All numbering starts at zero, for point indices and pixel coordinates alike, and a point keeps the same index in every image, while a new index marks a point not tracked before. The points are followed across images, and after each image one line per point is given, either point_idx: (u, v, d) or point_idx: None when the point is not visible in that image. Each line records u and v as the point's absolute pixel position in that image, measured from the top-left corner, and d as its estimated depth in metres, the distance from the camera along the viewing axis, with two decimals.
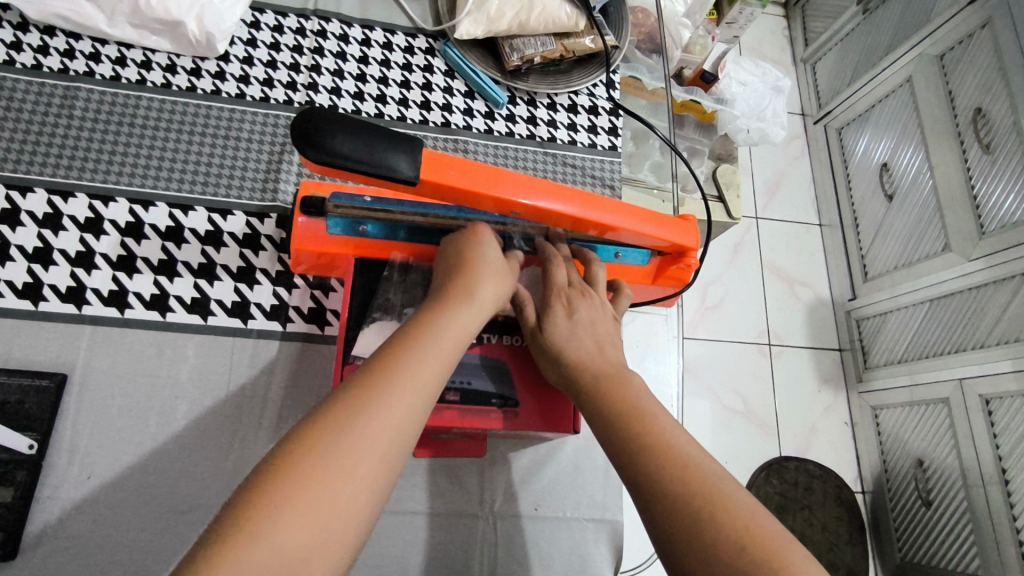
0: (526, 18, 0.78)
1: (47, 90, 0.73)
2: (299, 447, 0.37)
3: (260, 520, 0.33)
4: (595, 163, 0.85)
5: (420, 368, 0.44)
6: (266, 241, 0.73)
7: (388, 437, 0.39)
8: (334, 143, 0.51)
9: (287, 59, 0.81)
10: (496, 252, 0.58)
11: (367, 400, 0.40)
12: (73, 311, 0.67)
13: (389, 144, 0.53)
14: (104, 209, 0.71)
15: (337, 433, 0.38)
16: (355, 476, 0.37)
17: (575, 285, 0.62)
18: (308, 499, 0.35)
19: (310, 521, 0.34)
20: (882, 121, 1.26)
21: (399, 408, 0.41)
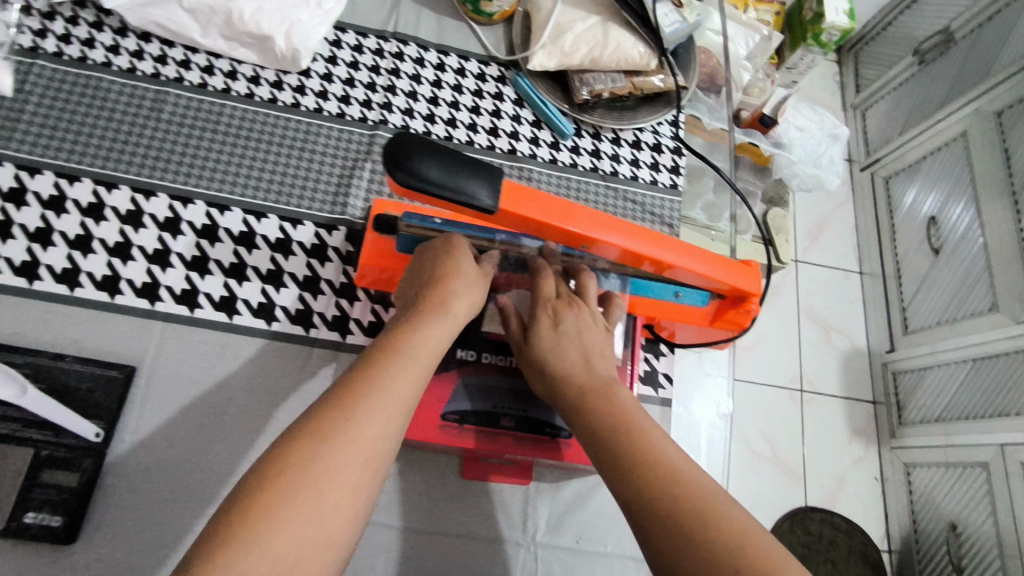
0: (599, 55, 0.82)
1: (139, 93, 0.77)
2: (331, 398, 0.42)
3: (302, 462, 0.38)
4: (655, 200, 0.85)
5: (423, 340, 0.48)
6: (332, 253, 0.75)
7: (402, 393, 0.44)
8: (420, 170, 0.53)
9: (364, 78, 0.84)
10: (471, 264, 0.58)
11: (382, 364, 0.45)
12: (146, 306, 0.69)
13: (471, 171, 0.54)
14: (183, 210, 0.73)
15: (366, 387, 0.43)
16: (379, 425, 0.42)
17: (562, 297, 0.61)
18: (343, 446, 0.39)
19: (346, 464, 0.39)
20: (934, 173, 1.25)
21: (410, 369, 0.46)
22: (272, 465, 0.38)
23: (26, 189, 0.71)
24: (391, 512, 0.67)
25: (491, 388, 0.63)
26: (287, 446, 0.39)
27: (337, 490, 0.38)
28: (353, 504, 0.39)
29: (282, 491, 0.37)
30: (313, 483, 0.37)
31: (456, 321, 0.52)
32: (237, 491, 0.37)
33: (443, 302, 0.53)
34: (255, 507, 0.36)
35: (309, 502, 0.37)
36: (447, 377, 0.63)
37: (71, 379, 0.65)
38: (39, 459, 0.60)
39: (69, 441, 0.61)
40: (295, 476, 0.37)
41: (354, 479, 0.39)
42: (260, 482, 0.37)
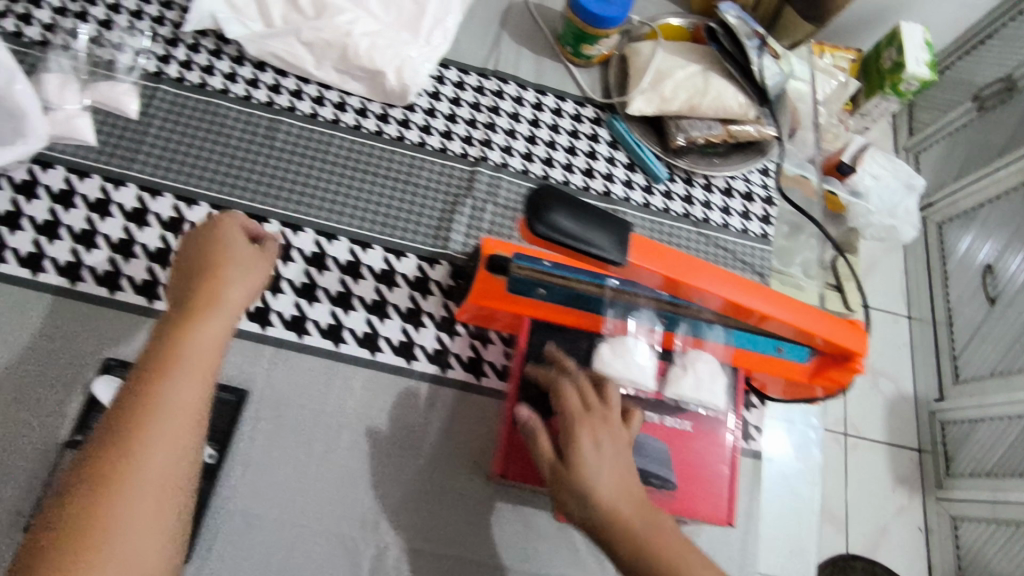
0: (697, 103, 0.83)
1: (254, 121, 0.80)
2: (128, 407, 0.45)
3: (116, 483, 0.42)
4: (746, 248, 0.86)
5: (207, 344, 0.50)
6: (435, 286, 0.77)
7: (186, 400, 0.47)
8: (548, 224, 0.54)
9: (465, 114, 0.85)
10: (249, 250, 0.59)
11: (162, 377, 0.47)
12: (257, 330, 0.71)
13: (595, 222, 0.56)
14: (293, 237, 0.76)
15: (150, 405, 0.45)
16: (166, 445, 0.45)
17: (594, 408, 0.56)
18: (120, 462, 0.43)
19: (138, 481, 0.43)
20: (992, 220, 1.14)
21: (190, 378, 0.48)
22: (87, 480, 0.42)
23: (148, 209, 0.74)
24: (486, 551, 0.68)
25: None
26: (87, 475, 0.42)
27: (130, 510, 0.42)
28: (155, 519, 0.43)
29: (110, 510, 0.41)
30: (123, 496, 0.42)
31: (229, 310, 0.53)
32: (58, 522, 0.41)
33: (215, 291, 0.53)
34: (79, 525, 0.41)
35: (112, 540, 0.41)
36: None
37: None
38: None
39: None
40: (117, 512, 0.42)
41: (150, 507, 0.43)
42: (86, 519, 0.41)
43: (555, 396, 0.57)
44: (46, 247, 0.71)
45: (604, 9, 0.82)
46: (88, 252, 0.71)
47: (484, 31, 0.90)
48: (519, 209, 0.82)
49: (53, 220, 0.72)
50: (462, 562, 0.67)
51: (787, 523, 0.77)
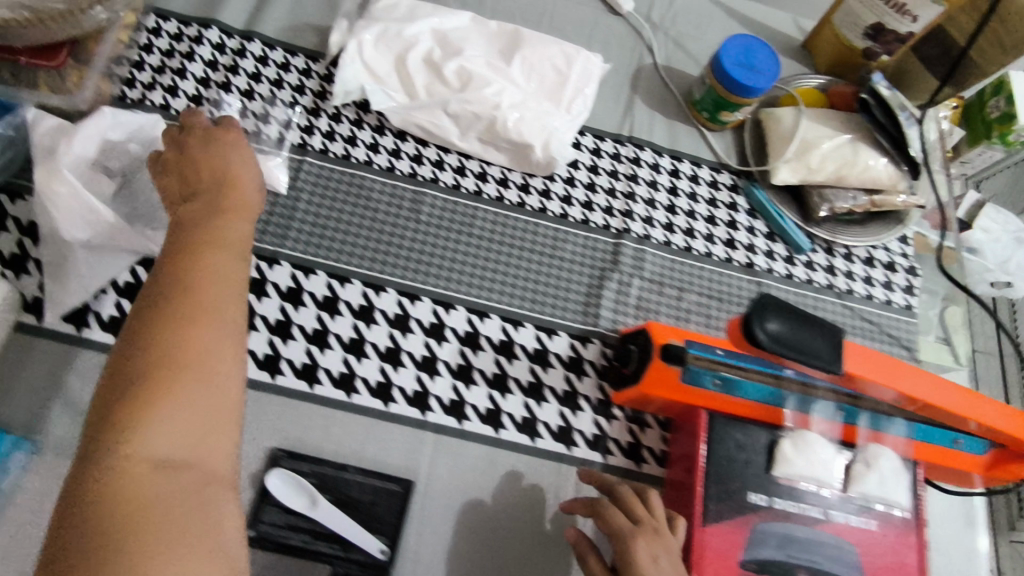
0: (844, 173, 0.82)
1: (399, 193, 0.79)
2: (159, 296, 0.43)
3: (173, 324, 0.42)
4: (891, 321, 0.84)
5: (232, 237, 0.49)
6: (589, 366, 0.76)
7: (220, 282, 0.46)
8: (763, 328, 0.53)
9: (604, 183, 0.84)
10: (242, 153, 0.56)
11: (206, 258, 0.46)
12: (417, 416, 0.71)
13: (806, 326, 0.55)
14: (446, 315, 0.75)
15: (197, 286, 0.44)
16: (216, 333, 0.43)
17: (646, 523, 0.59)
18: (202, 306, 0.44)
19: (205, 323, 0.43)
20: None
21: (224, 261, 0.47)
22: (149, 320, 0.42)
23: (302, 288, 0.73)
24: None
25: (784, 536, 0.64)
26: (135, 345, 0.42)
27: (212, 344, 0.43)
28: (229, 356, 0.43)
29: (178, 386, 0.40)
30: (187, 353, 0.42)
31: (246, 191, 0.53)
32: (112, 401, 0.40)
33: (239, 197, 0.52)
34: (152, 372, 0.40)
35: (174, 414, 0.40)
36: (739, 521, 0.64)
37: (352, 490, 0.67)
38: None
39: (354, 557, 0.64)
40: (168, 378, 0.40)
41: (207, 396, 0.41)
42: (140, 391, 0.40)
43: (601, 514, 0.61)
44: None
45: (749, 76, 0.80)
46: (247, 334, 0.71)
47: (617, 95, 0.89)
48: (665, 283, 0.81)
49: None
50: None
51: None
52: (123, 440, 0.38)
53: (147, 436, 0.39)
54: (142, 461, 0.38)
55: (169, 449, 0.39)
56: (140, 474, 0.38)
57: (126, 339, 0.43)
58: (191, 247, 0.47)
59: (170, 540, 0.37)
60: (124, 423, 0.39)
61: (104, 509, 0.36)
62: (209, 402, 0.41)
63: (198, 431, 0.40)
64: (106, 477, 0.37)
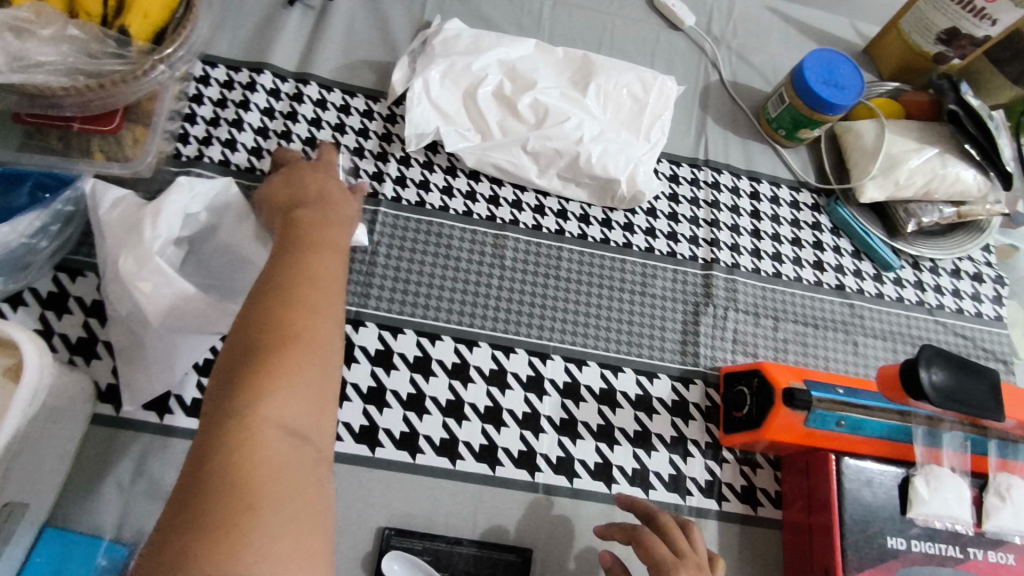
0: (933, 188, 0.80)
1: (479, 238, 0.75)
2: (283, 274, 0.46)
3: (297, 308, 0.43)
4: (985, 334, 0.82)
5: (337, 239, 0.52)
6: (694, 409, 0.72)
7: (335, 274, 0.48)
8: (930, 376, 0.50)
9: (686, 212, 0.81)
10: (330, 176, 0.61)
11: (319, 252, 0.49)
12: (527, 478, 0.66)
13: (968, 376, 0.52)
14: (543, 366, 0.71)
15: (318, 273, 0.47)
16: (334, 314, 0.45)
17: (686, 555, 0.55)
18: (320, 289, 0.46)
19: (327, 314, 0.44)
20: None
21: (338, 258, 0.50)
22: (277, 302, 0.43)
23: (391, 350, 0.68)
24: None
25: None
26: (261, 310, 0.43)
27: (330, 332, 0.44)
28: (338, 346, 0.44)
29: (306, 352, 0.41)
30: (313, 322, 0.43)
31: (351, 216, 0.57)
32: (241, 355, 0.40)
33: (335, 204, 0.57)
34: (281, 346, 0.41)
35: (301, 376, 0.40)
36: (882, 570, 0.59)
37: (471, 565, 0.62)
38: None
39: None
40: (297, 343, 0.41)
41: (324, 368, 0.42)
42: (270, 349, 0.40)
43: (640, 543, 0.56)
44: None
45: (837, 96, 0.76)
46: (340, 405, 0.65)
47: (688, 117, 0.86)
48: (760, 313, 0.77)
49: None
50: None
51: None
52: (257, 400, 0.38)
53: (276, 400, 0.38)
54: (270, 427, 0.37)
55: (294, 418, 0.39)
56: (265, 438, 0.37)
57: (248, 305, 0.44)
58: (305, 249, 0.49)
59: (284, 501, 0.36)
60: (258, 381, 0.38)
61: (228, 463, 0.35)
62: (324, 379, 0.42)
63: (317, 404, 0.40)
64: (234, 434, 0.36)
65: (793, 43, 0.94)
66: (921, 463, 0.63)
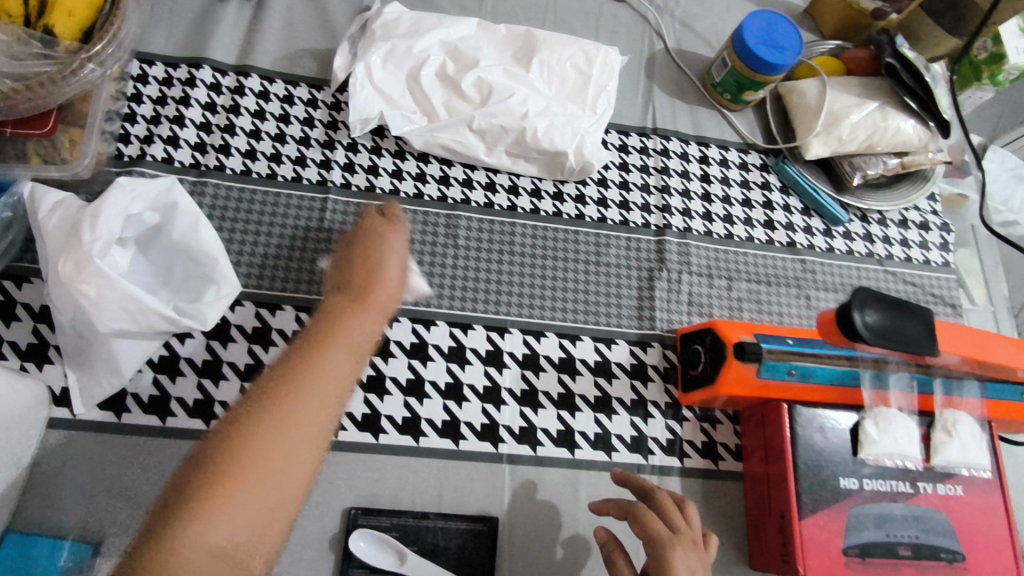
0: (875, 141, 0.81)
1: (432, 219, 0.75)
2: (283, 370, 0.47)
3: (262, 425, 0.43)
4: (933, 280, 0.84)
5: (357, 334, 0.52)
6: (653, 371, 0.73)
7: (338, 376, 0.48)
8: (864, 318, 0.52)
9: (637, 180, 0.82)
10: (384, 254, 0.60)
11: (328, 348, 0.50)
12: (491, 450, 0.67)
13: (902, 315, 0.54)
14: (501, 340, 0.72)
15: (313, 370, 0.47)
16: (314, 420, 0.46)
17: (681, 532, 0.55)
18: (302, 391, 0.46)
19: (305, 420, 0.45)
20: None
21: (346, 355, 0.50)
22: (253, 410, 0.44)
23: None
24: None
25: (881, 516, 0.62)
26: (245, 409, 0.45)
27: (293, 446, 0.44)
28: (310, 454, 0.45)
29: (261, 462, 0.42)
30: (284, 431, 0.44)
31: (383, 305, 0.56)
32: (204, 454, 0.43)
33: (372, 292, 0.56)
34: (230, 460, 0.42)
35: (247, 492, 0.41)
36: (835, 509, 0.62)
37: (440, 538, 0.63)
38: None
39: None
40: (254, 453, 0.42)
41: (281, 484, 0.43)
42: (223, 456, 0.42)
43: (636, 519, 0.57)
44: None
45: (780, 56, 0.77)
46: None
47: (634, 87, 0.86)
48: (714, 274, 0.79)
49: (254, 361, 0.67)
50: None
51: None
52: (185, 517, 0.39)
53: (206, 519, 0.39)
54: (194, 546, 0.39)
55: (225, 537, 0.40)
56: (191, 553, 0.39)
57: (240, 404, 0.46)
58: (317, 345, 0.50)
59: None
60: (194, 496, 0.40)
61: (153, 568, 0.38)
62: (272, 496, 0.42)
63: (257, 523, 0.41)
64: (161, 543, 0.38)
65: (736, 6, 0.95)
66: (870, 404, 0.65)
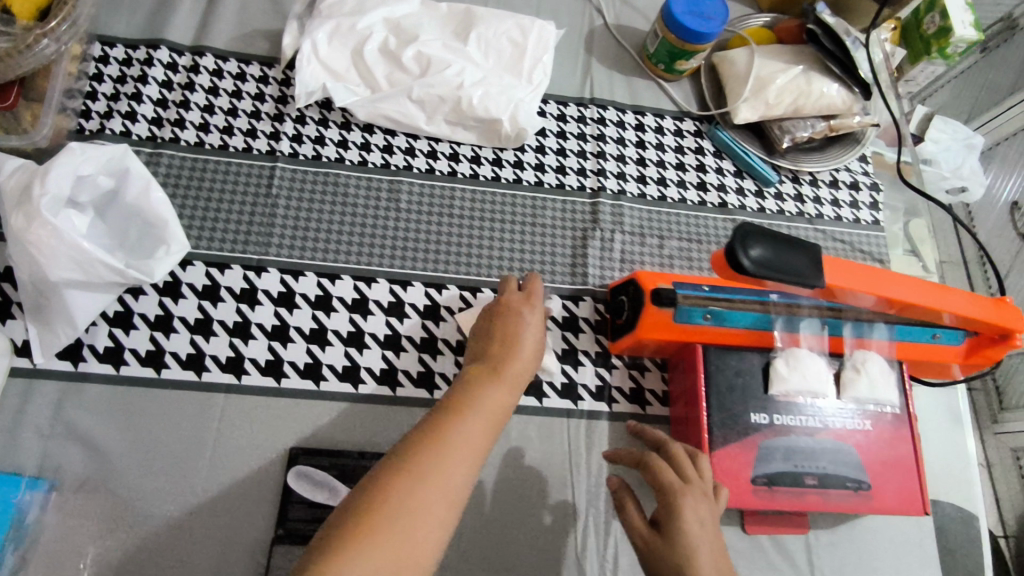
0: (801, 104, 0.85)
1: (375, 185, 0.80)
2: (428, 430, 0.50)
3: (401, 487, 0.45)
4: (862, 238, 0.88)
5: (491, 404, 0.54)
6: (584, 323, 0.77)
7: (471, 444, 0.50)
8: (746, 253, 0.56)
9: (573, 147, 0.86)
10: (532, 330, 0.62)
11: (462, 415, 0.51)
12: (426, 395, 0.72)
13: (790, 251, 0.57)
14: (439, 296, 0.76)
15: (443, 436, 0.49)
16: (444, 485, 0.47)
17: (693, 482, 0.57)
18: (447, 456, 0.48)
19: (433, 496, 0.46)
20: (1012, 158, 1.11)
21: (478, 423, 0.51)
22: (385, 473, 0.46)
23: (294, 291, 0.74)
24: None
25: (790, 449, 0.66)
26: (398, 464, 0.47)
27: (423, 510, 0.45)
28: (439, 523, 0.45)
29: (388, 521, 0.44)
30: (413, 496, 0.45)
31: (518, 376, 0.57)
32: (348, 510, 0.45)
33: (507, 362, 0.58)
34: (369, 516, 0.44)
35: (378, 550, 0.43)
36: (746, 442, 0.66)
37: None
38: None
39: None
40: (390, 514, 0.44)
41: (409, 549, 0.44)
42: (362, 513, 0.44)
43: (650, 468, 0.59)
44: (204, 345, 0.70)
45: (704, 24, 0.81)
46: (246, 343, 0.71)
47: (572, 59, 0.90)
48: (646, 233, 0.83)
49: (203, 316, 0.71)
50: None
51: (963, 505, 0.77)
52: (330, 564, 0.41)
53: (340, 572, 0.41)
54: None
55: None
56: None
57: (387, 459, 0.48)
58: (452, 410, 0.52)
59: None
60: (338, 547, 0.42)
61: None
62: (395, 555, 0.43)
63: None
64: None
65: None
66: (782, 346, 0.69)
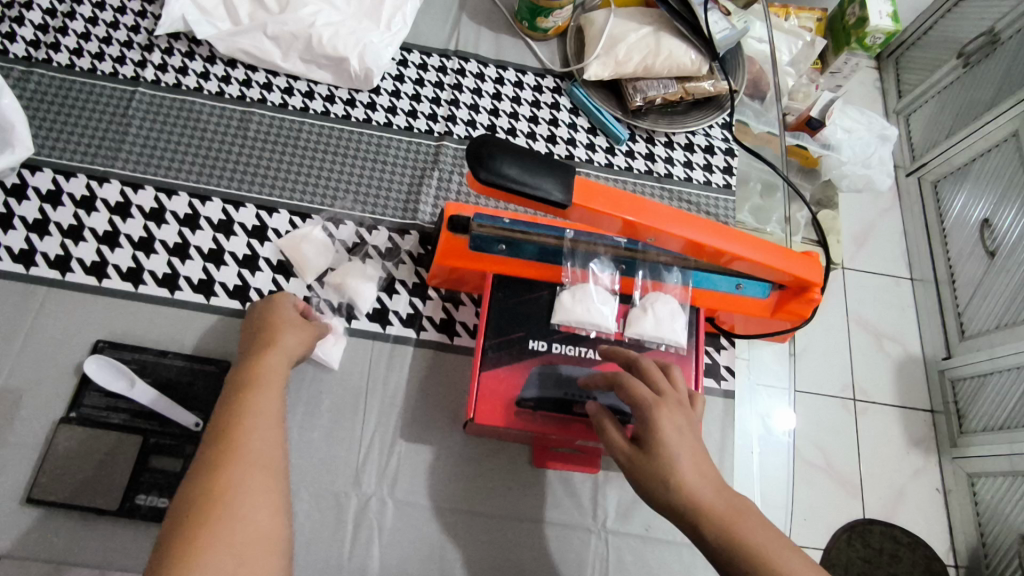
0: (651, 63, 0.85)
1: (227, 114, 0.84)
2: (221, 425, 0.55)
3: (223, 477, 0.51)
4: (710, 200, 0.88)
5: (270, 375, 0.60)
6: (406, 255, 0.80)
7: (267, 417, 0.56)
8: (487, 161, 0.55)
9: (429, 94, 0.89)
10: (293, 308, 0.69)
11: (247, 397, 0.57)
12: (237, 306, 0.76)
13: (544, 168, 0.57)
14: (269, 219, 0.80)
15: (239, 421, 0.55)
16: (260, 456, 0.53)
17: (665, 393, 0.55)
18: (248, 436, 0.54)
19: (253, 464, 0.52)
20: (984, 176, 1.03)
21: (268, 395, 0.58)
22: (200, 476, 0.51)
23: (130, 203, 0.78)
24: (469, 499, 0.71)
25: (562, 377, 0.67)
26: (204, 465, 0.52)
27: (247, 485, 0.51)
28: (268, 484, 0.52)
29: (227, 506, 0.49)
30: (232, 478, 0.51)
31: (292, 346, 0.65)
32: (180, 518, 0.48)
33: (276, 338, 0.64)
34: (204, 515, 0.48)
35: (229, 533, 0.48)
36: (519, 366, 0.68)
37: (171, 372, 0.71)
38: (147, 446, 0.68)
39: (171, 430, 0.69)
40: (225, 500, 0.49)
41: (257, 517, 0.50)
42: (196, 512, 0.48)
43: (621, 385, 0.57)
44: (37, 243, 0.76)
45: None
46: (76, 245, 0.76)
47: (443, 15, 0.94)
48: None
49: (41, 217, 0.77)
50: (445, 509, 0.70)
51: (766, 468, 0.78)
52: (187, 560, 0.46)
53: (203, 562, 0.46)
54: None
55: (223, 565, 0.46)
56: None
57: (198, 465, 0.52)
58: (240, 394, 0.57)
59: None
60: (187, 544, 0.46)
61: None
62: (247, 530, 0.49)
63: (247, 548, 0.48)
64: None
65: None
66: (569, 283, 0.70)
